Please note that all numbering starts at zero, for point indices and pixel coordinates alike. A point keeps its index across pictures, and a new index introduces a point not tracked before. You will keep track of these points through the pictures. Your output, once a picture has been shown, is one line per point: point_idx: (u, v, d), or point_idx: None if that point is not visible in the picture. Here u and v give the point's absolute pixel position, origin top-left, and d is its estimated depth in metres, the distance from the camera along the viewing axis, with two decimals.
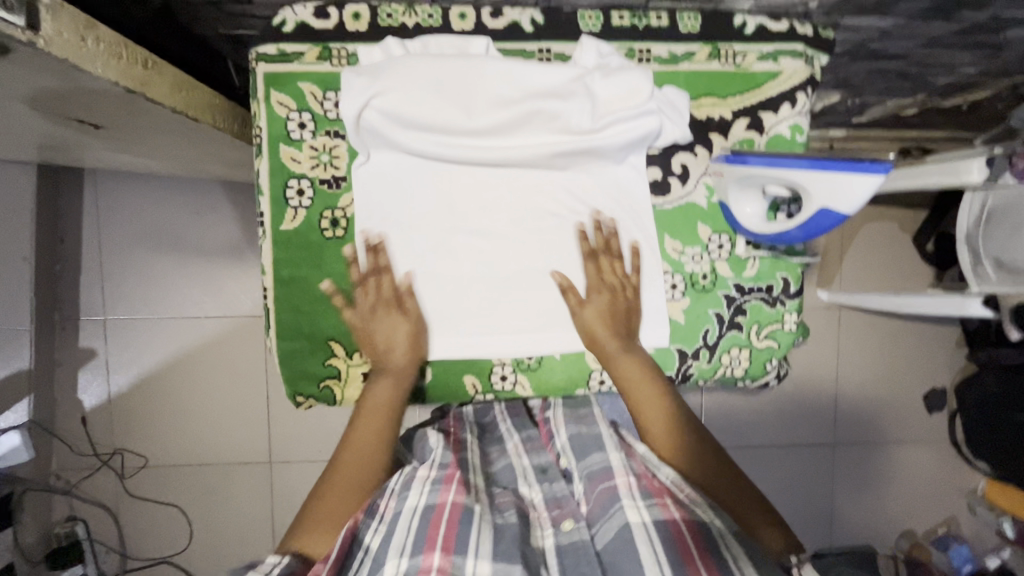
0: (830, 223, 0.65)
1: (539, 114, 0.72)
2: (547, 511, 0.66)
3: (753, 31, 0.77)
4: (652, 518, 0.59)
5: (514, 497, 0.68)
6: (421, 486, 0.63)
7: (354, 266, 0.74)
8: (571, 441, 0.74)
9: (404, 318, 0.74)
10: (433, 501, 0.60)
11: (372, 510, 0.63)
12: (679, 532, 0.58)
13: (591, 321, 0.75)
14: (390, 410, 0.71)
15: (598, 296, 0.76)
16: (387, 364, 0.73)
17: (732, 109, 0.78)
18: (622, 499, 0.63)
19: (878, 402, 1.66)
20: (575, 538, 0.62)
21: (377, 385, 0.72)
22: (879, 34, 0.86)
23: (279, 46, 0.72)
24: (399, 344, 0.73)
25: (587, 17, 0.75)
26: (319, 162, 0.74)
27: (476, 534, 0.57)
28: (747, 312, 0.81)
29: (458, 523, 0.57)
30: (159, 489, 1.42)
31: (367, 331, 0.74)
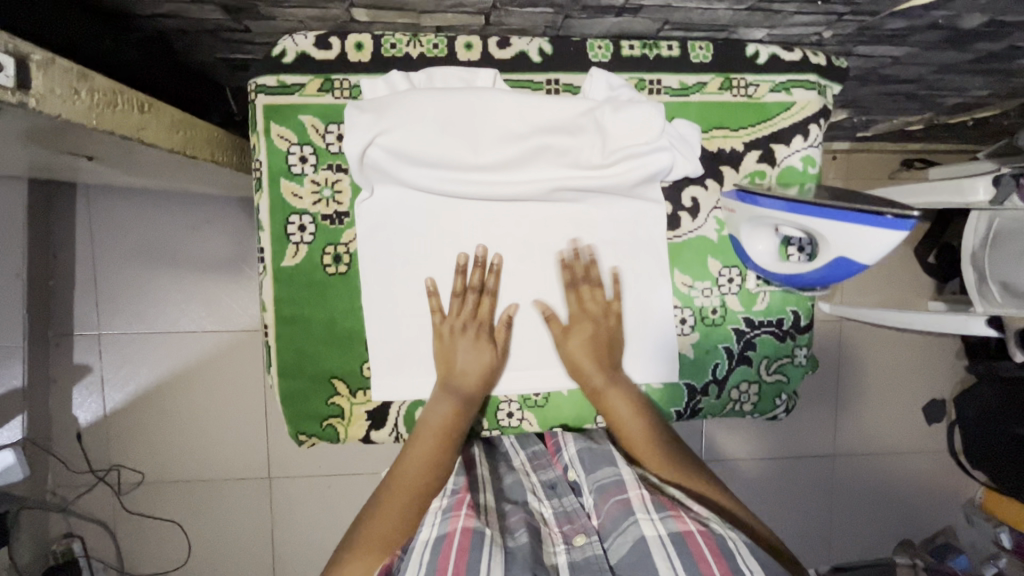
0: (849, 271, 0.65)
1: (548, 150, 0.70)
2: (559, 527, 0.67)
3: (765, 62, 0.75)
4: (667, 530, 0.58)
5: (525, 513, 0.67)
6: (433, 517, 0.62)
7: (461, 277, 0.73)
8: (581, 456, 0.75)
9: (490, 348, 0.73)
10: (444, 530, 0.59)
11: (408, 545, 0.61)
12: (695, 544, 0.55)
13: (574, 347, 0.73)
14: (454, 432, 0.69)
15: (583, 327, 0.74)
16: (458, 387, 0.71)
17: (745, 140, 0.76)
18: (635, 512, 0.62)
19: (877, 413, 1.66)
20: (590, 554, 0.62)
21: (439, 407, 0.70)
22: (892, 61, 0.84)
23: (279, 77, 0.70)
24: (477, 371, 0.72)
25: (596, 47, 0.73)
26: (321, 197, 0.72)
27: (485, 558, 0.55)
28: (757, 346, 0.80)
29: (469, 548, 0.56)
30: (157, 504, 1.40)
31: (449, 351, 0.72)
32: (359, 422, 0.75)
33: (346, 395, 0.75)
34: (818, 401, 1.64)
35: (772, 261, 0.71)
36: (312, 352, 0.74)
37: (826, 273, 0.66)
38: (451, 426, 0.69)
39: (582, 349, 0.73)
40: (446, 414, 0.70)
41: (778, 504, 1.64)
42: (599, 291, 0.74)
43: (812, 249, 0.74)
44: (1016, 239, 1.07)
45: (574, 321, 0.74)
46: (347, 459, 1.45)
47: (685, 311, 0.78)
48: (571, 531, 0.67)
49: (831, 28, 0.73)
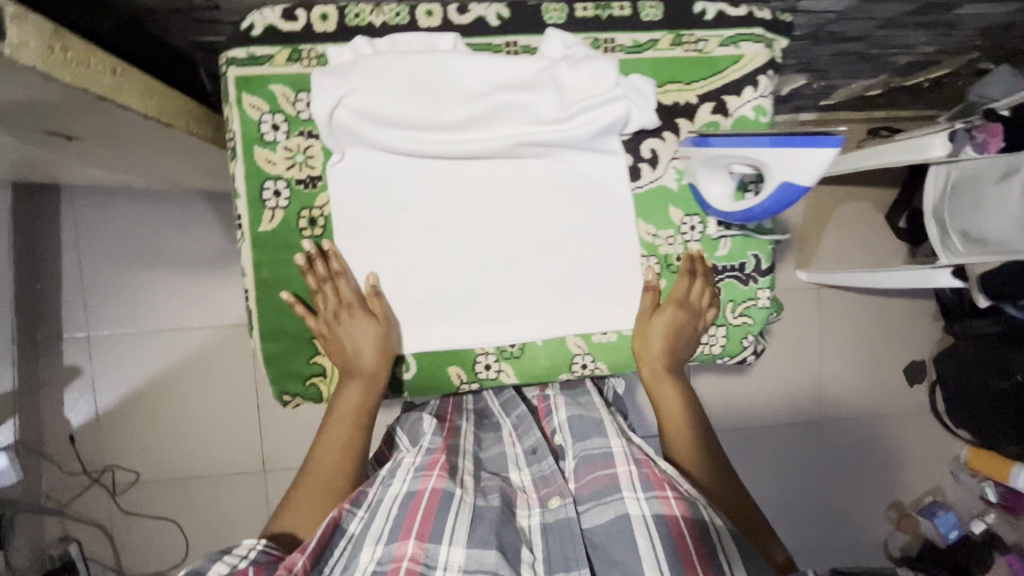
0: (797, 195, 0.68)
1: (509, 107, 0.73)
2: (536, 492, 0.71)
3: (713, 18, 0.80)
4: (652, 511, 0.62)
5: (501, 482, 0.72)
6: (405, 475, 0.67)
7: (311, 271, 0.75)
8: (570, 422, 0.78)
9: (372, 320, 0.75)
10: (414, 488, 0.64)
11: (358, 500, 0.64)
12: (677, 529, 0.60)
13: (654, 333, 0.78)
14: (359, 411, 0.73)
15: (674, 311, 0.78)
16: (355, 369, 0.74)
17: (698, 93, 0.80)
18: (622, 490, 0.65)
19: (860, 378, 1.70)
20: (562, 516, 0.66)
21: (346, 389, 0.73)
22: (836, 17, 0.89)
23: (248, 50, 0.73)
24: (367, 348, 0.74)
25: (551, 9, 0.77)
26: (295, 163, 0.75)
27: (450, 520, 0.60)
28: (721, 290, 0.83)
29: (436, 510, 0.61)
30: (155, 502, 1.41)
31: (334, 336, 0.74)
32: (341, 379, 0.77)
33: (327, 354, 0.77)
34: (802, 368, 1.67)
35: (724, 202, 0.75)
36: (293, 315, 0.76)
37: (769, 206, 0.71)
38: (353, 410, 0.72)
39: (660, 338, 0.78)
40: (350, 397, 0.73)
41: (771, 473, 1.67)
42: (708, 293, 0.81)
43: None
44: (973, 187, 1.10)
45: (665, 304, 0.79)
46: None
47: (651, 260, 0.81)
48: (548, 494, 0.70)
49: None
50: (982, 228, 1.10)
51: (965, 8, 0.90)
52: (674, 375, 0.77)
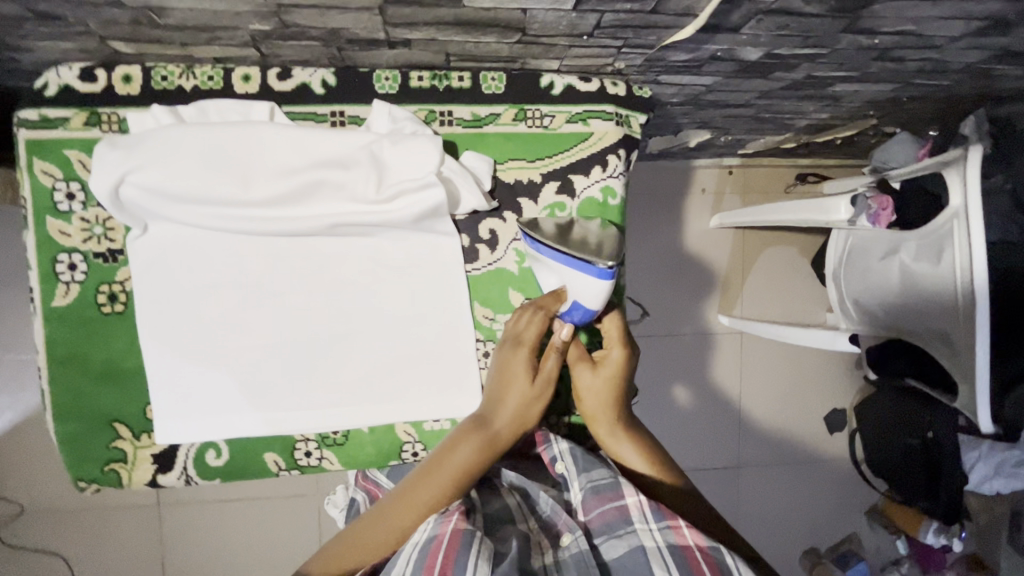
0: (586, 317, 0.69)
1: (324, 185, 0.68)
2: (546, 532, 0.66)
3: (560, 93, 0.75)
4: (665, 542, 0.57)
5: (516, 526, 0.65)
6: (427, 521, 0.60)
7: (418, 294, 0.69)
8: (571, 450, 0.73)
9: (529, 379, 0.69)
10: (434, 533, 0.57)
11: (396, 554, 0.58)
12: (694, 560, 0.55)
13: (586, 382, 0.73)
14: (467, 473, 0.65)
15: (620, 357, 0.73)
16: (487, 422, 0.68)
17: (542, 172, 0.76)
18: (633, 521, 0.61)
19: (778, 425, 1.68)
20: (574, 551, 0.61)
21: (463, 444, 0.66)
22: (707, 89, 0.85)
23: (41, 111, 0.67)
24: (516, 412, 0.68)
25: (382, 78, 0.72)
26: (92, 236, 0.69)
27: (473, 561, 0.53)
28: (564, 379, 0.82)
29: (457, 550, 0.54)
30: (39, 536, 1.35)
31: (502, 380, 0.69)
32: (141, 466, 0.72)
33: (129, 438, 0.72)
34: (720, 414, 1.64)
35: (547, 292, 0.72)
36: (91, 396, 0.71)
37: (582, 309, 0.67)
38: (465, 465, 0.65)
39: (595, 384, 0.72)
40: (465, 453, 0.65)
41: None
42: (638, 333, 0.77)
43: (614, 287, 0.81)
44: (864, 257, 1.08)
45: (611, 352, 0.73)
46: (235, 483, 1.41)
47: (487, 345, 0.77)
48: (557, 534, 0.65)
49: (620, 59, 0.72)
50: (872, 301, 1.07)
51: (841, 86, 0.86)
52: (631, 430, 0.73)
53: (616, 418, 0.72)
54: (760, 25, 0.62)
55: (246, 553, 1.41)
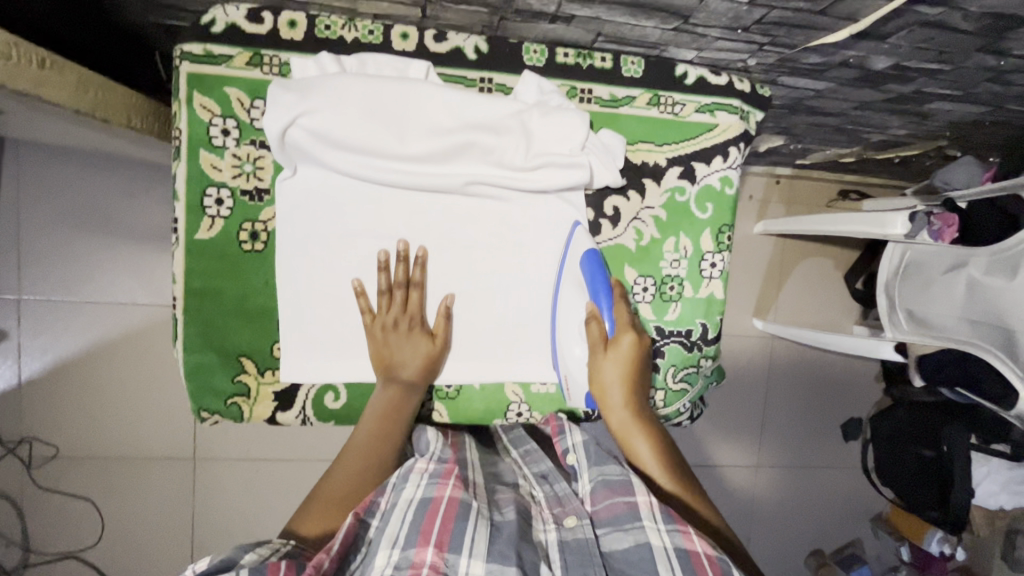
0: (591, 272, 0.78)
1: (473, 146, 0.71)
2: (549, 509, 0.66)
3: (693, 83, 0.79)
4: (673, 543, 0.56)
5: (514, 495, 0.68)
6: (419, 478, 0.63)
7: (385, 272, 0.73)
8: (584, 444, 0.72)
9: (428, 339, 0.74)
10: (430, 495, 0.60)
11: (371, 509, 0.61)
12: (700, 564, 0.54)
13: (609, 373, 0.72)
14: (392, 420, 0.71)
15: (619, 325, 0.73)
16: (396, 375, 0.73)
17: (667, 156, 0.79)
18: (641, 517, 0.59)
19: (799, 429, 1.73)
20: (580, 536, 0.60)
21: (380, 395, 0.72)
22: (815, 95, 0.89)
23: (206, 47, 0.68)
24: (418, 360, 0.73)
25: (531, 51, 0.74)
26: (242, 172, 0.71)
27: (470, 530, 0.56)
28: (665, 354, 0.83)
29: (455, 518, 0.57)
30: (72, 479, 1.32)
31: (389, 350, 0.73)
32: (265, 401, 0.75)
33: (254, 373, 0.75)
34: (748, 414, 1.68)
35: (576, 370, 0.75)
36: (222, 329, 0.73)
37: (588, 274, 0.74)
38: (391, 409, 0.71)
39: (617, 375, 0.72)
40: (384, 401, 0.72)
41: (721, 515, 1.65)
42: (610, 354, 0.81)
43: (721, 268, 0.82)
44: (923, 271, 1.14)
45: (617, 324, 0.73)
46: (277, 443, 1.39)
47: None
48: (563, 513, 0.64)
49: (755, 58, 0.77)
50: (927, 311, 1.14)
51: (938, 105, 0.91)
52: (644, 422, 0.73)
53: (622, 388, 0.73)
54: (907, 35, 0.67)
55: (278, 514, 1.39)
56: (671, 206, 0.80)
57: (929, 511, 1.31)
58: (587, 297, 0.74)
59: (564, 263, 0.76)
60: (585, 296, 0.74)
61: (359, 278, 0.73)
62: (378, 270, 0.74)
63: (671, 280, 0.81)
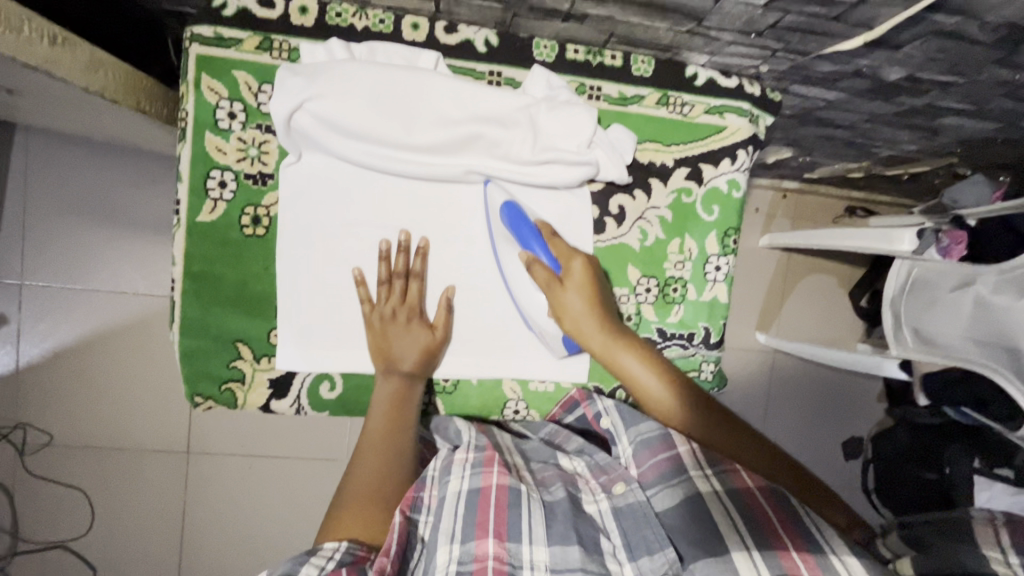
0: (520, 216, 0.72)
1: (480, 139, 0.71)
2: (595, 478, 0.69)
3: (703, 84, 0.78)
4: (724, 486, 0.63)
5: (557, 471, 0.71)
6: (462, 470, 0.66)
7: (385, 262, 0.73)
8: (619, 406, 0.75)
9: (427, 332, 0.74)
10: (477, 484, 0.64)
11: (418, 505, 0.65)
12: (756, 501, 0.61)
13: (577, 305, 0.72)
14: (398, 409, 0.72)
15: (581, 266, 0.73)
16: (394, 368, 0.72)
17: (675, 157, 0.79)
18: (688, 469, 0.65)
19: (801, 446, 1.70)
20: (632, 501, 0.64)
21: (381, 387, 0.72)
22: (825, 104, 0.88)
23: (216, 30, 0.68)
24: (415, 353, 0.73)
25: (542, 46, 0.74)
26: (247, 156, 0.71)
27: (524, 517, 0.61)
28: (666, 357, 0.82)
29: (507, 507, 0.61)
30: (63, 468, 1.30)
31: (387, 341, 0.72)
32: (259, 388, 0.74)
33: (249, 359, 0.74)
34: (748, 429, 1.65)
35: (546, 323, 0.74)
36: (219, 313, 0.72)
37: (511, 225, 0.72)
38: (389, 406, 0.71)
39: (583, 305, 0.72)
40: (389, 394, 0.72)
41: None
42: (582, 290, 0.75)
43: (726, 271, 0.82)
44: (931, 290, 1.11)
45: (575, 265, 0.73)
46: (270, 439, 1.37)
47: None
48: (611, 479, 0.68)
49: (766, 62, 0.76)
50: (935, 331, 1.11)
51: (951, 119, 0.91)
52: (625, 338, 0.74)
53: (605, 328, 0.73)
54: (922, 46, 0.66)
55: (268, 511, 1.37)
56: (677, 207, 0.79)
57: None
58: (517, 246, 0.73)
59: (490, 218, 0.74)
60: (516, 245, 0.73)
61: (359, 266, 0.73)
62: (378, 259, 0.73)
63: (675, 282, 0.80)
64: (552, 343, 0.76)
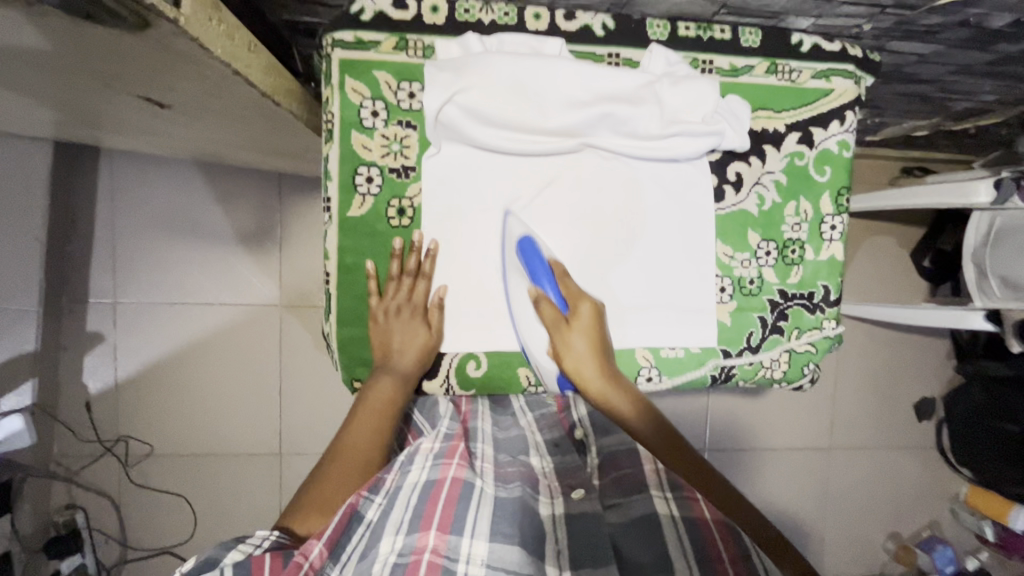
0: (534, 251, 0.75)
1: (608, 117, 0.74)
2: (559, 481, 0.65)
3: (808, 50, 0.80)
4: (680, 513, 0.57)
5: (522, 468, 0.68)
6: (424, 461, 0.63)
7: (398, 259, 0.75)
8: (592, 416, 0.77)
9: (425, 330, 0.76)
10: (434, 476, 0.61)
11: (375, 487, 0.60)
12: (709, 530, 0.55)
13: (581, 347, 0.74)
14: (391, 405, 0.71)
15: (583, 307, 0.75)
16: (390, 365, 0.74)
17: (786, 123, 0.82)
18: (650, 489, 0.61)
19: (881, 413, 1.62)
20: (587, 509, 0.60)
21: (377, 383, 0.72)
22: (917, 59, 0.90)
23: (356, 34, 0.72)
24: (413, 350, 0.75)
25: (654, 25, 0.77)
26: (390, 151, 0.75)
27: (472, 514, 0.56)
28: (788, 317, 0.84)
29: (457, 501, 0.57)
30: (165, 476, 1.34)
31: (387, 333, 0.75)
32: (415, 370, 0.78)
33: None
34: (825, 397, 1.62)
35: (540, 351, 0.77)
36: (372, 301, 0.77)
37: (526, 259, 0.75)
38: (385, 403, 0.71)
39: (579, 345, 0.74)
40: (384, 387, 0.72)
41: (799, 501, 1.60)
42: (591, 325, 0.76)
43: (841, 230, 0.84)
44: (1015, 235, 1.14)
45: (581, 306, 0.75)
46: None
47: (725, 280, 0.82)
48: (571, 486, 0.65)
49: (870, 21, 0.79)
50: (1020, 275, 1.13)
51: None
52: (615, 382, 0.74)
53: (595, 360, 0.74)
54: None
55: None
56: (791, 170, 0.82)
57: (1016, 489, 1.30)
58: (529, 280, 0.76)
59: (506, 248, 0.76)
60: (528, 279, 0.76)
61: (373, 261, 0.76)
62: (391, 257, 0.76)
63: (793, 244, 0.83)
64: (546, 375, 0.79)
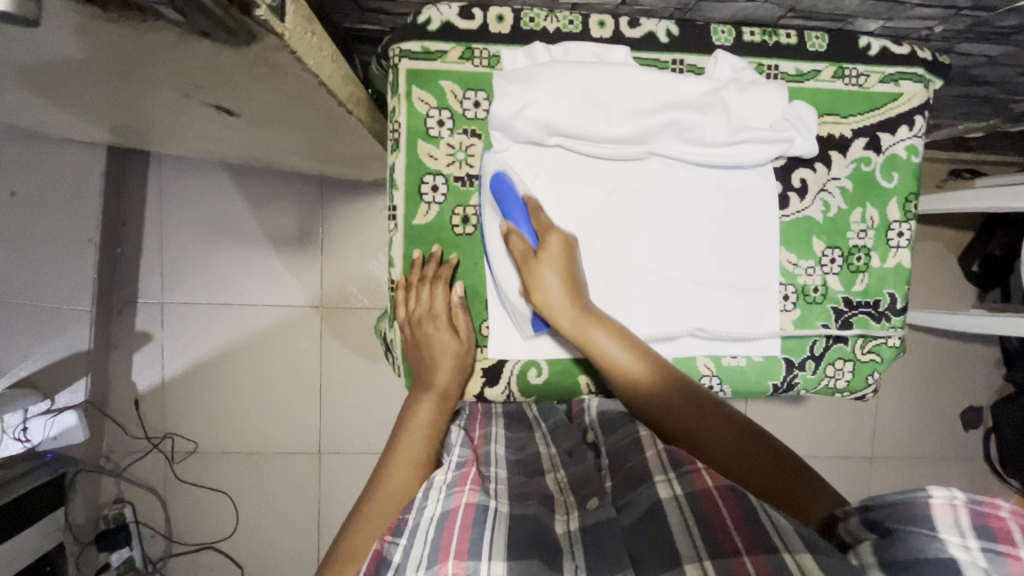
0: (505, 188, 0.72)
1: (675, 125, 0.74)
2: (574, 495, 0.62)
3: (877, 53, 0.79)
4: (684, 489, 0.55)
5: (537, 485, 0.64)
6: (438, 492, 0.57)
7: (417, 268, 0.76)
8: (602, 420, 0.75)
9: (454, 337, 0.75)
10: (448, 506, 0.55)
11: (399, 530, 0.55)
12: (710, 501, 0.52)
13: (558, 298, 0.70)
14: (431, 426, 0.70)
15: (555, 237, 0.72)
16: (429, 382, 0.73)
17: (853, 128, 0.80)
18: (653, 473, 0.59)
19: (927, 422, 1.57)
20: (599, 518, 0.56)
21: (417, 408, 0.71)
22: (985, 61, 0.88)
23: (423, 44, 0.73)
24: (444, 358, 0.74)
25: (719, 31, 0.76)
26: (455, 160, 0.76)
27: (489, 536, 0.51)
28: (853, 325, 0.82)
29: (473, 526, 0.51)
30: (207, 474, 1.37)
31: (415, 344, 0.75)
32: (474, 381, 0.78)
33: None
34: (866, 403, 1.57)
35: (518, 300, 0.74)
36: None
37: (499, 195, 0.72)
38: (425, 426, 0.70)
39: (556, 278, 0.70)
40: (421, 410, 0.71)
41: None
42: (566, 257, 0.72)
43: (908, 237, 0.82)
44: None
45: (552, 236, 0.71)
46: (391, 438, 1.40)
47: (789, 288, 0.81)
48: (585, 497, 0.61)
49: (942, 24, 0.77)
50: None
51: None
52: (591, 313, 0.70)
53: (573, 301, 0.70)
54: None
55: None
56: (858, 176, 0.81)
57: None
58: (501, 215, 0.73)
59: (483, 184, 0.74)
60: (500, 215, 0.73)
61: (399, 270, 0.77)
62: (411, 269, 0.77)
63: (858, 251, 0.82)
64: (523, 326, 0.77)
